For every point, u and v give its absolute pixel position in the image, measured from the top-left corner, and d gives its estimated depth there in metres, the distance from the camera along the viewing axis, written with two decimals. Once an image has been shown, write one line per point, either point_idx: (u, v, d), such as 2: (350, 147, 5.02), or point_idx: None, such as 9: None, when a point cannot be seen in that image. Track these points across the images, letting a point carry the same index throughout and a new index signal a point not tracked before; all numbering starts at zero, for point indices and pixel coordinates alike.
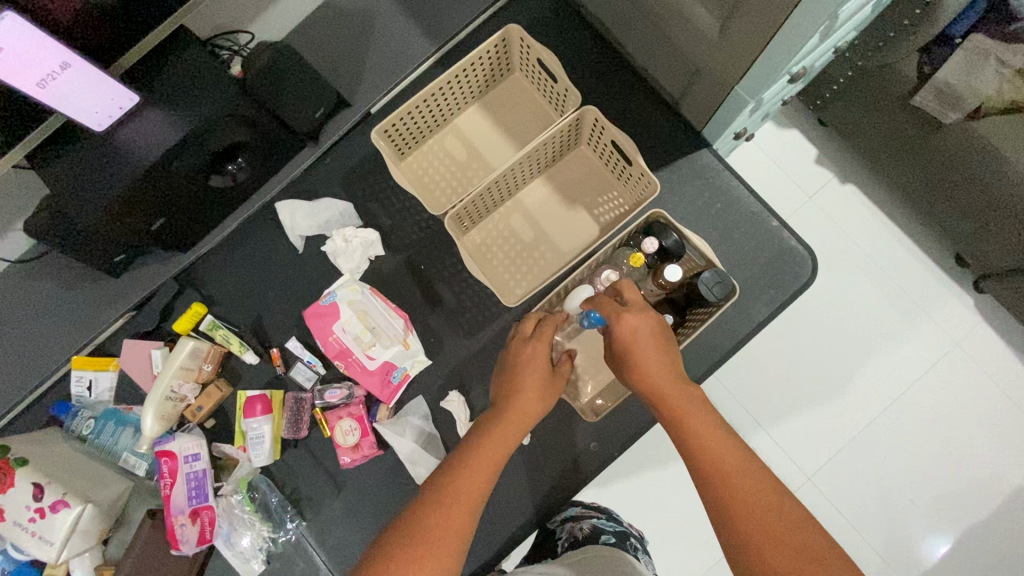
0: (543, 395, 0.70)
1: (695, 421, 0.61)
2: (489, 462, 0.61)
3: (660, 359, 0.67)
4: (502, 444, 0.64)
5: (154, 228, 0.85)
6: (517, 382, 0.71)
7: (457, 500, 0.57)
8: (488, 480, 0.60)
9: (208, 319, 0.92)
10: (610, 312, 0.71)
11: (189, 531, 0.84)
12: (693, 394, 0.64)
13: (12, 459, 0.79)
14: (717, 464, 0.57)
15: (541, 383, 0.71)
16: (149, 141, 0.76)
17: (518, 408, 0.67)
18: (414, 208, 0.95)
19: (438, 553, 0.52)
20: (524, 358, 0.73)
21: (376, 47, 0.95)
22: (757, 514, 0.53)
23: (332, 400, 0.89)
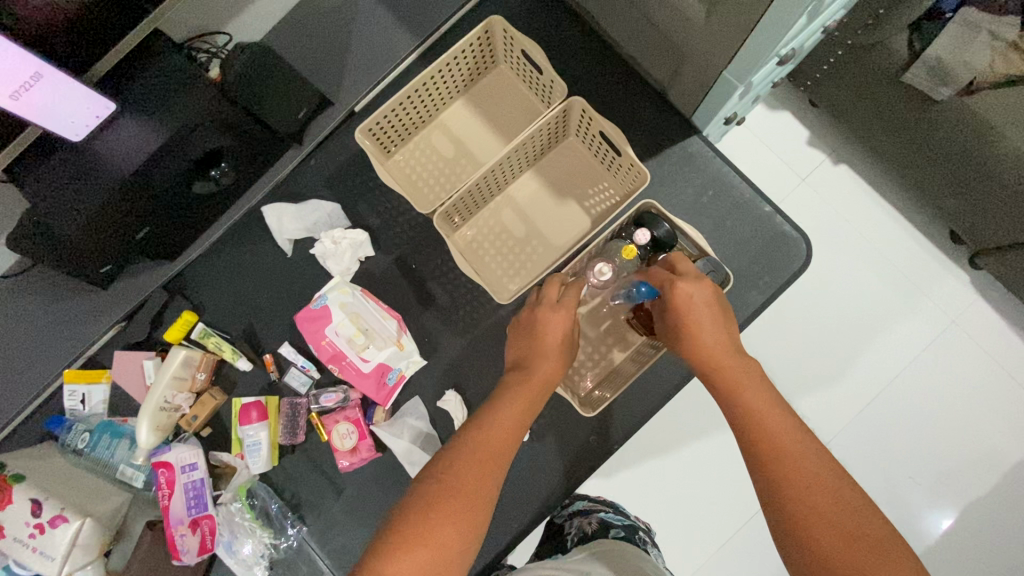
0: (562, 361, 0.72)
1: (747, 389, 0.63)
2: (507, 432, 0.63)
3: (715, 327, 0.68)
4: (519, 412, 0.66)
5: (139, 238, 0.83)
6: (544, 348, 0.72)
7: (476, 464, 0.59)
8: (508, 449, 0.62)
9: (199, 326, 0.90)
10: (662, 280, 0.72)
11: (189, 541, 0.84)
12: (747, 363, 0.65)
13: (9, 476, 0.79)
14: (767, 434, 0.58)
15: (560, 348, 0.72)
16: (129, 150, 0.74)
17: (541, 376, 0.70)
18: (403, 207, 0.94)
19: (455, 516, 0.53)
20: (553, 325, 0.73)
21: (357, 44, 0.94)
22: (804, 488, 0.54)
23: (327, 404, 0.89)
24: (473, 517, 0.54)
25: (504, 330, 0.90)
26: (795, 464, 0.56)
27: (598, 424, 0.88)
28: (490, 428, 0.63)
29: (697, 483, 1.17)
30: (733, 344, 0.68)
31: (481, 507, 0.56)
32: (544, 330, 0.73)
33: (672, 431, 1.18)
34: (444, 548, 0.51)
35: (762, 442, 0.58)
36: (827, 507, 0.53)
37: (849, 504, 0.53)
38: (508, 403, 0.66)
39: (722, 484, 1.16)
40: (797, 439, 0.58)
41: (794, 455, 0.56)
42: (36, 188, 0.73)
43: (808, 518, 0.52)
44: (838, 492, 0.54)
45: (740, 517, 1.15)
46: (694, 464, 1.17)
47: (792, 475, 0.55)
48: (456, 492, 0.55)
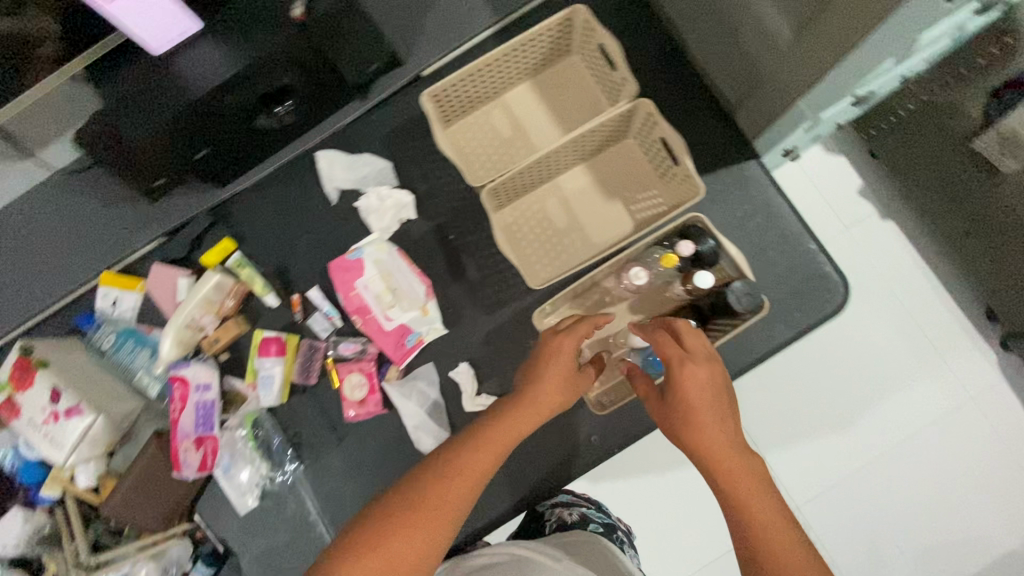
0: (569, 391, 0.69)
1: (754, 495, 0.60)
2: (500, 445, 0.64)
3: (717, 420, 0.64)
4: (510, 433, 0.65)
5: (197, 158, 0.87)
6: (546, 379, 0.69)
7: (458, 475, 0.60)
8: (491, 465, 0.62)
9: (236, 255, 0.93)
10: (669, 357, 0.67)
11: (191, 456, 0.86)
12: (759, 469, 0.62)
13: (34, 360, 0.84)
14: (767, 540, 0.57)
15: (567, 381, 0.69)
16: (204, 70, 0.76)
17: (540, 403, 0.67)
18: (450, 176, 0.95)
19: (403, 541, 0.55)
20: (561, 351, 0.70)
21: (437, 10, 0.95)
22: None
23: (348, 353, 0.91)
24: (432, 537, 0.56)
25: (527, 315, 0.90)
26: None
27: None
28: (480, 445, 0.63)
29: (682, 507, 1.17)
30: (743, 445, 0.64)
31: (441, 528, 0.57)
32: (550, 361, 0.70)
33: (668, 449, 1.18)
34: (395, 560, 0.54)
35: (760, 542, 0.57)
36: None
37: None
38: (502, 423, 0.65)
39: (706, 511, 1.16)
40: (800, 553, 0.56)
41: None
42: (115, 91, 0.76)
43: None
44: None
45: (718, 546, 1.15)
46: (684, 486, 1.17)
47: None
48: (425, 506, 0.58)
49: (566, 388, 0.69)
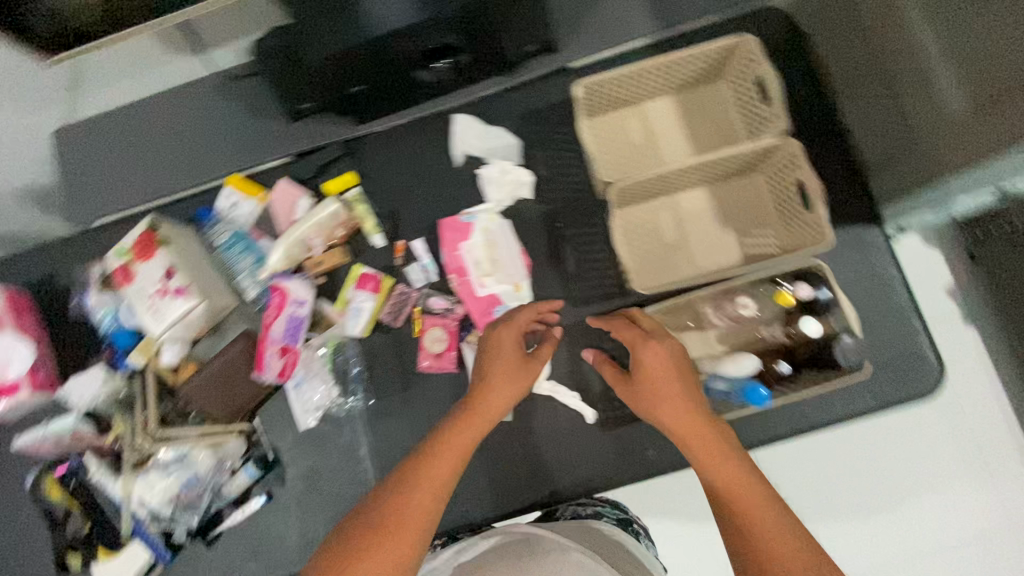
0: (515, 381, 0.74)
1: (722, 462, 0.63)
2: (457, 446, 0.66)
3: (678, 388, 0.69)
4: (466, 435, 0.68)
5: (352, 92, 0.92)
6: (492, 370, 0.74)
7: (421, 485, 0.62)
8: (453, 470, 0.64)
9: (355, 190, 0.97)
10: (632, 336, 0.74)
11: (274, 363, 0.90)
12: (725, 435, 0.65)
13: (158, 235, 0.90)
14: (736, 489, 0.60)
15: (508, 369, 0.74)
16: (384, 15, 0.80)
17: (490, 401, 0.71)
18: (572, 169, 0.97)
19: (376, 560, 0.56)
20: (504, 343, 0.76)
21: (603, 7, 0.97)
22: (772, 547, 0.56)
23: (436, 307, 0.94)
24: (405, 551, 0.57)
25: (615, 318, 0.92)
26: (763, 520, 0.58)
27: (659, 440, 0.89)
28: (431, 457, 0.65)
29: None
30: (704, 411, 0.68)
31: (415, 537, 0.58)
32: (496, 353, 0.75)
33: None
34: None
35: (729, 493, 0.60)
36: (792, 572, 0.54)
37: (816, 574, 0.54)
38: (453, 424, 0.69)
39: None
40: (765, 497, 0.60)
41: (779, 546, 0.56)
42: (306, 15, 0.81)
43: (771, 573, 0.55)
44: (804, 555, 0.55)
45: None
46: None
47: (760, 538, 0.57)
48: (392, 517, 0.59)
49: (512, 376, 0.74)
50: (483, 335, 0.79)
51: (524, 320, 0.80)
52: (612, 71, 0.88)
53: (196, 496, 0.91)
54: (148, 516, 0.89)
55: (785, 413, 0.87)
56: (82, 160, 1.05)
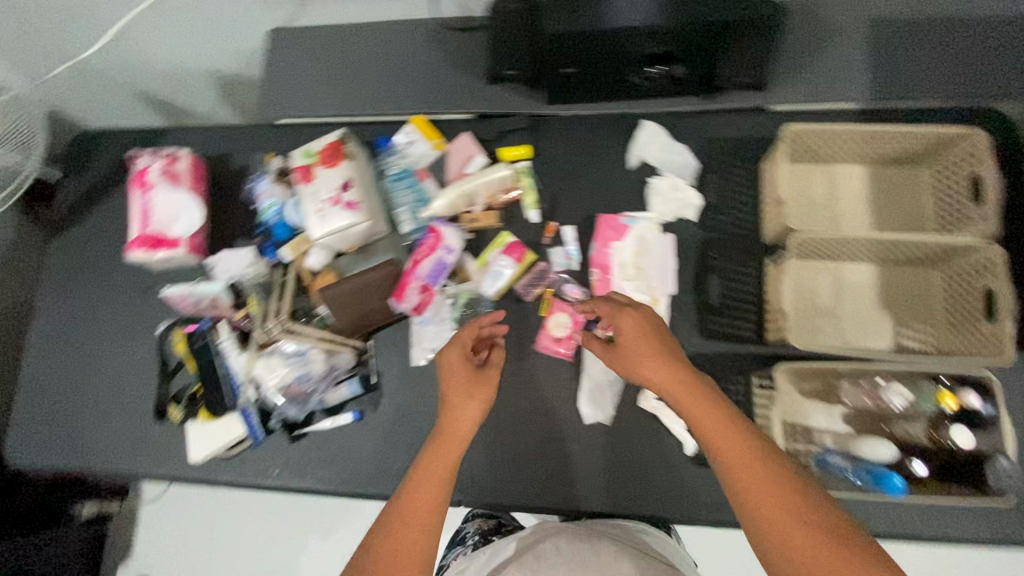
0: (475, 398, 0.78)
1: (711, 422, 0.65)
2: (439, 467, 0.73)
3: (660, 355, 0.71)
4: (445, 463, 0.73)
5: (560, 73, 0.94)
6: (452, 398, 0.79)
7: (413, 506, 0.70)
8: (442, 485, 0.72)
9: (525, 163, 1.01)
10: (612, 308, 0.77)
11: (413, 296, 0.95)
12: (710, 394, 0.68)
13: (345, 148, 0.97)
14: (729, 448, 0.63)
15: (466, 388, 0.79)
16: (629, 10, 0.83)
17: (455, 426, 0.77)
18: (741, 206, 0.97)
19: (407, 562, 0.66)
20: (456, 374, 0.80)
21: (822, 61, 0.96)
22: (776, 496, 0.58)
23: (569, 294, 0.95)
24: (424, 559, 0.67)
25: (743, 361, 0.91)
26: (761, 473, 0.60)
27: None
28: (409, 488, 0.72)
29: None
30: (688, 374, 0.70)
31: (428, 539, 0.68)
32: (449, 383, 0.80)
33: None
34: None
35: (727, 453, 0.62)
36: (799, 522, 0.56)
37: (819, 519, 0.56)
38: (427, 457, 0.75)
39: None
40: (759, 447, 0.62)
41: (783, 510, 0.57)
42: None
43: (778, 523, 0.57)
44: (807, 504, 0.58)
45: None
46: None
47: (759, 488, 0.59)
48: (397, 535, 0.68)
49: (467, 394, 0.79)
50: (437, 360, 0.83)
51: (466, 337, 0.82)
52: (833, 124, 0.85)
53: (306, 393, 0.96)
54: (263, 398, 0.95)
55: (893, 512, 0.84)
56: (285, 61, 1.11)
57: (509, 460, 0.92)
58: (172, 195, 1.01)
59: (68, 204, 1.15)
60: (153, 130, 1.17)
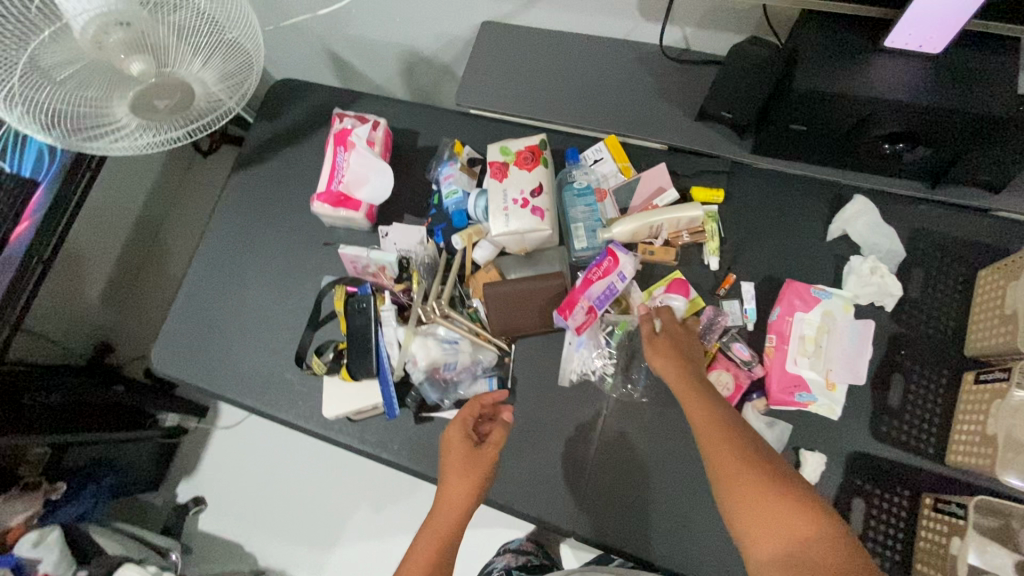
0: (468, 476, 0.80)
1: (705, 417, 0.73)
2: (438, 533, 0.78)
3: (676, 352, 0.82)
4: (439, 536, 0.78)
5: (784, 128, 0.90)
6: (447, 476, 0.81)
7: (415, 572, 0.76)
8: (440, 557, 0.77)
9: (713, 208, 0.98)
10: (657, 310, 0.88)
11: (577, 315, 0.92)
12: (708, 393, 0.76)
13: (544, 155, 0.98)
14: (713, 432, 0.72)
15: (459, 465, 0.81)
16: (889, 83, 0.79)
17: (446, 501, 0.80)
18: (945, 309, 0.89)
19: None
20: (451, 452, 0.82)
21: None
22: (746, 471, 0.67)
23: (736, 353, 0.90)
24: None
25: (912, 472, 0.84)
26: (739, 452, 0.69)
27: None
28: (412, 559, 0.77)
29: None
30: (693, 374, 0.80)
31: None
32: (444, 459, 0.83)
33: None
34: None
35: (710, 435, 0.72)
36: (762, 495, 0.65)
37: (776, 493, 0.65)
38: (424, 538, 0.79)
39: None
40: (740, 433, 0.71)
41: (753, 498, 0.65)
42: (818, 46, 0.81)
43: (744, 496, 0.66)
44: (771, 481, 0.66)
45: None
46: None
47: (732, 464, 0.68)
48: None
49: (460, 472, 0.80)
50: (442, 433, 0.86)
51: (468, 414, 0.84)
52: None
53: (448, 380, 0.96)
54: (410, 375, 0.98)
55: None
56: (493, 51, 1.12)
57: (632, 506, 0.88)
58: (366, 159, 1.04)
59: (258, 141, 1.22)
60: (351, 93, 1.22)
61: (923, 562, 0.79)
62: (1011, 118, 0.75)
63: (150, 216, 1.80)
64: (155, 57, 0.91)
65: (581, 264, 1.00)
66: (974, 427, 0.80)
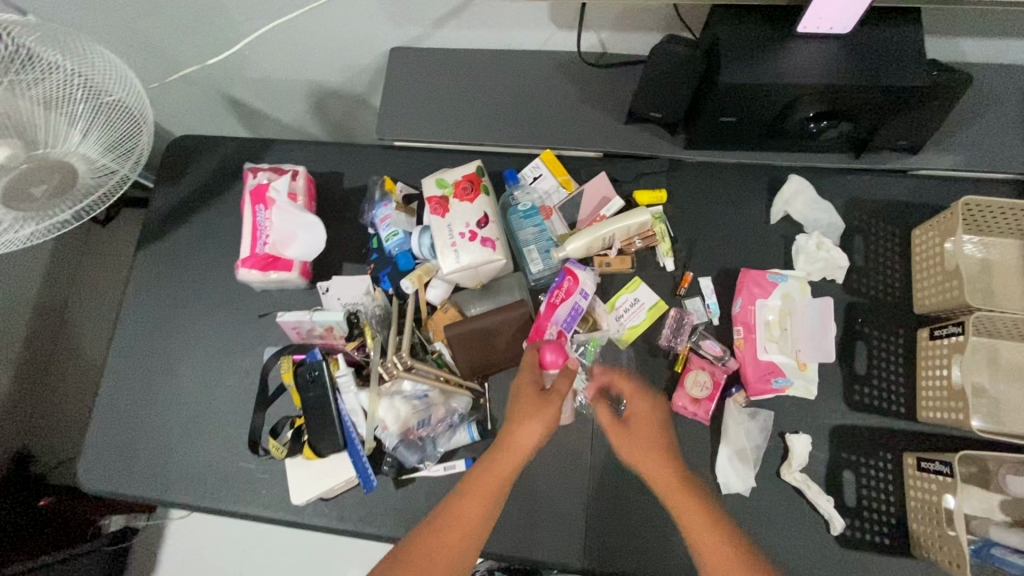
0: (535, 419, 0.73)
1: (712, 544, 0.66)
2: (486, 483, 0.71)
3: (648, 434, 0.75)
4: (485, 485, 0.71)
5: (714, 121, 0.91)
6: (513, 417, 0.75)
7: (450, 524, 0.68)
8: (478, 511, 0.69)
9: (658, 209, 0.97)
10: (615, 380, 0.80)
11: (549, 342, 0.90)
12: (707, 498, 0.70)
13: (483, 183, 0.94)
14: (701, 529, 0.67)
15: (528, 406, 0.75)
16: (806, 66, 0.80)
17: (507, 443, 0.73)
18: (889, 272, 0.93)
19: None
20: (522, 393, 0.77)
21: (979, 130, 0.93)
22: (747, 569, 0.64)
23: (708, 351, 0.90)
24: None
25: (890, 436, 0.87)
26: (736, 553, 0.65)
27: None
28: (452, 505, 0.70)
29: None
30: (685, 473, 0.72)
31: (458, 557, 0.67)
32: (512, 403, 0.77)
33: None
34: None
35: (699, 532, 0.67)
36: None
37: None
38: (469, 483, 0.71)
39: None
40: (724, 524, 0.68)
41: None
42: (733, 39, 0.81)
43: None
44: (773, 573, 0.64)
45: None
46: None
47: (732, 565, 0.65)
48: (428, 553, 0.67)
49: (527, 414, 0.74)
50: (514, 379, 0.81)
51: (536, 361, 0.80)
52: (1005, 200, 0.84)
53: (423, 438, 0.90)
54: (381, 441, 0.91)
55: None
56: (407, 78, 1.07)
57: (636, 526, 0.86)
58: (290, 214, 0.95)
59: (163, 209, 1.09)
60: (260, 141, 1.12)
61: (918, 519, 0.82)
62: (922, 85, 0.78)
63: (50, 303, 1.59)
64: (21, 139, 0.81)
65: (539, 288, 0.97)
66: (939, 382, 0.83)
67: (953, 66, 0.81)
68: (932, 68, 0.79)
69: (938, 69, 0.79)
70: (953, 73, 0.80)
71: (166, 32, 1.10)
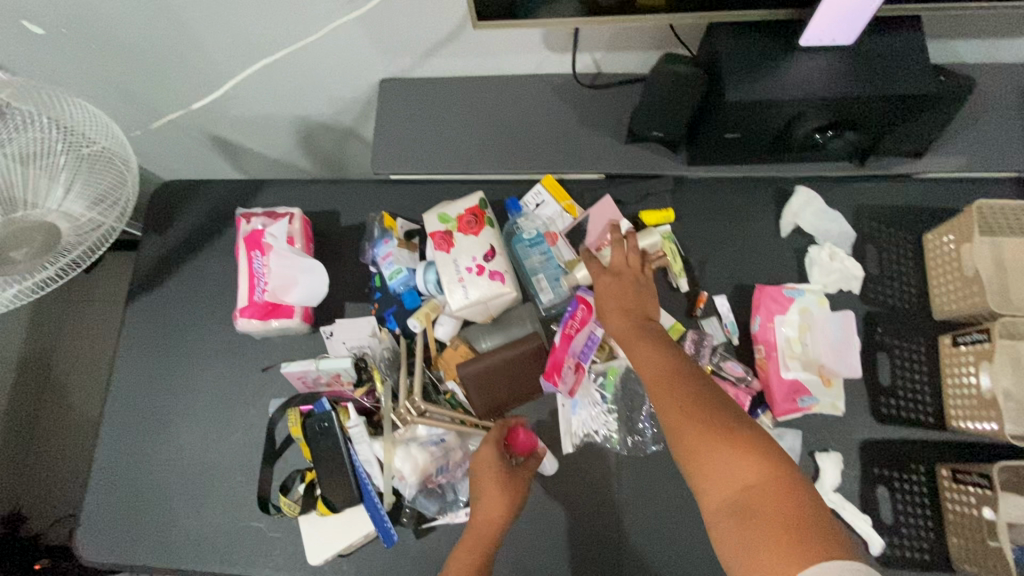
0: (504, 494, 0.77)
1: (671, 398, 0.66)
2: (471, 553, 0.74)
3: (619, 298, 0.78)
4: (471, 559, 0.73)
5: (716, 138, 0.89)
6: (482, 493, 0.77)
7: None
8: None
9: (666, 229, 0.95)
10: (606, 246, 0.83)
11: (568, 376, 0.87)
12: (678, 359, 0.69)
13: (487, 215, 0.91)
14: (664, 377, 0.68)
15: (495, 479, 0.78)
16: (807, 80, 0.79)
17: (483, 515, 0.76)
18: (903, 279, 0.92)
19: None
20: (486, 468, 0.79)
21: (981, 131, 0.93)
22: (702, 420, 0.63)
23: (730, 372, 0.87)
24: None
25: (919, 447, 0.85)
26: (696, 405, 0.64)
27: None
28: None
29: None
30: (654, 336, 0.73)
31: None
32: (478, 479, 0.79)
33: None
34: None
35: (660, 380, 0.68)
36: (717, 440, 0.61)
37: (735, 443, 0.60)
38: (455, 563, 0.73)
39: None
40: (688, 378, 0.67)
41: (723, 464, 0.59)
42: (731, 56, 0.80)
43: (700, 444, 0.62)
44: (738, 435, 0.61)
45: None
46: None
47: (687, 414, 0.64)
48: None
49: (498, 489, 0.77)
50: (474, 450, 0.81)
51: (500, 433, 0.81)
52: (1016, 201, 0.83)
53: (441, 486, 0.86)
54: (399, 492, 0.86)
55: None
56: (399, 110, 1.04)
57: (670, 560, 0.83)
58: (289, 259, 0.91)
59: (153, 258, 1.05)
60: (250, 182, 1.08)
61: (957, 533, 0.79)
62: (926, 91, 0.77)
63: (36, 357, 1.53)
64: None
65: (550, 317, 0.94)
66: (968, 390, 0.81)
67: (954, 72, 0.80)
68: (935, 75, 0.78)
69: (940, 76, 0.78)
70: (956, 79, 0.79)
71: (148, 77, 1.07)
